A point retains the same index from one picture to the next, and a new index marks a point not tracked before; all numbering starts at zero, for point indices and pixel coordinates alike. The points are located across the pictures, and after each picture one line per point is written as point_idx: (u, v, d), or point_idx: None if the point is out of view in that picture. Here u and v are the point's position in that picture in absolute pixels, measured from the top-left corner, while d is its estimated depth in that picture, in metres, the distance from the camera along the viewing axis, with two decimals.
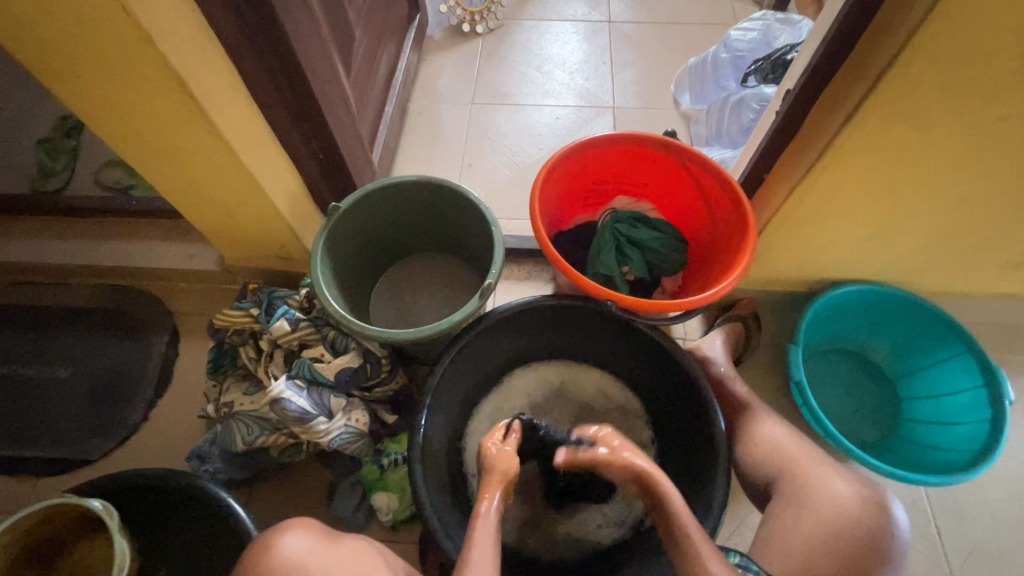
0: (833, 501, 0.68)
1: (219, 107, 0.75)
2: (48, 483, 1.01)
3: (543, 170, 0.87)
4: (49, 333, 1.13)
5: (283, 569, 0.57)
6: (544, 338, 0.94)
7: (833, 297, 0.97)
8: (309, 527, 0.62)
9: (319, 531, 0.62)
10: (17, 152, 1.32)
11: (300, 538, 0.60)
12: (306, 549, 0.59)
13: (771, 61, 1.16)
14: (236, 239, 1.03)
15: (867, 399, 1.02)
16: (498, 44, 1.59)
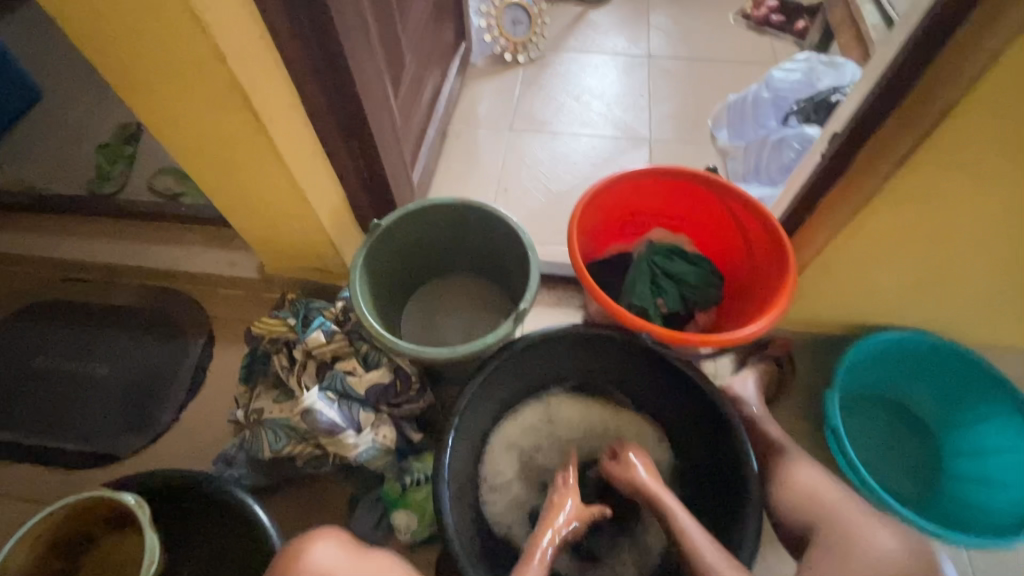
0: (875, 554, 0.65)
1: (278, 123, 0.78)
2: (79, 476, 1.03)
3: (582, 200, 0.88)
4: (94, 330, 1.17)
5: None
6: (572, 366, 0.94)
7: (874, 343, 0.94)
8: (339, 540, 0.61)
9: (349, 544, 0.62)
10: (79, 155, 1.40)
11: (332, 548, 0.60)
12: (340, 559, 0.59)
13: (814, 103, 1.18)
14: (278, 249, 1.06)
15: (905, 452, 0.98)
16: (539, 74, 1.63)
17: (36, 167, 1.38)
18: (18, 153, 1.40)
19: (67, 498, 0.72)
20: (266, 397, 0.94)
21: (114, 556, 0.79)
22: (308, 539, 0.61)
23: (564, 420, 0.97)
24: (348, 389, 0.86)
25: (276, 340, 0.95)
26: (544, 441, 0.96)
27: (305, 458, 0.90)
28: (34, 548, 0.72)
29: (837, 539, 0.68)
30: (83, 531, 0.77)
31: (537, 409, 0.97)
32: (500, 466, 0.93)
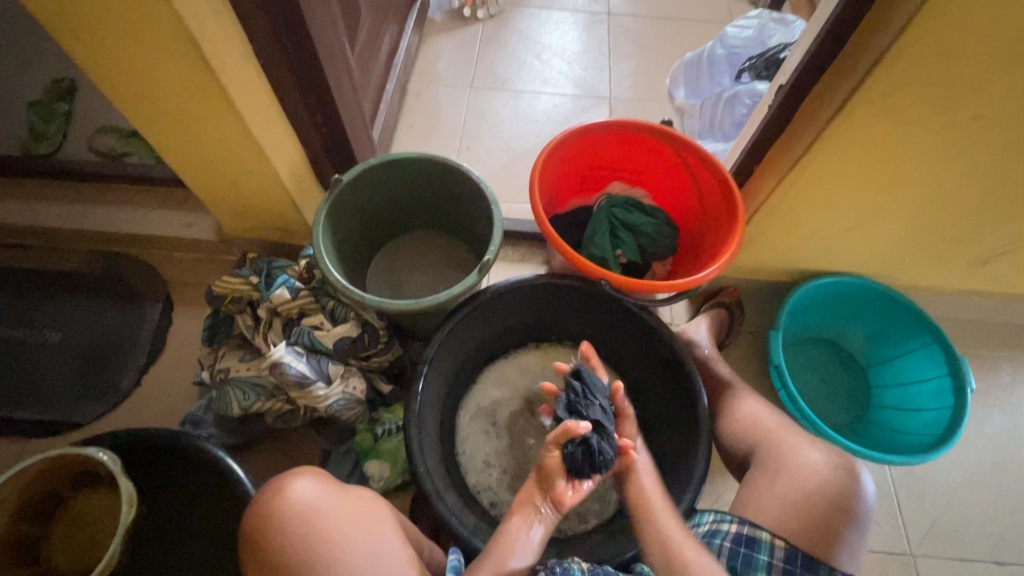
0: (806, 468, 0.71)
1: (229, 71, 0.75)
2: (39, 444, 1.01)
3: (543, 153, 0.90)
4: (40, 297, 1.12)
5: (295, 513, 0.60)
6: (536, 318, 0.98)
7: (813, 288, 1.02)
8: (319, 478, 0.64)
9: (334, 483, 0.65)
10: (6, 113, 1.30)
11: (310, 485, 0.62)
12: (318, 496, 0.61)
13: (764, 59, 1.19)
14: (236, 208, 1.03)
15: (839, 385, 1.08)
16: (499, 30, 1.61)
17: None
18: None
19: (16, 463, 0.71)
20: (233, 356, 0.93)
21: (88, 513, 0.80)
22: (293, 476, 0.63)
23: (549, 369, 1.03)
24: (318, 342, 0.87)
25: (239, 299, 0.94)
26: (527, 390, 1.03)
27: (277, 414, 0.91)
28: (5, 509, 0.71)
29: (770, 461, 0.74)
30: (52, 491, 0.77)
31: (534, 356, 1.04)
32: (484, 407, 1.01)
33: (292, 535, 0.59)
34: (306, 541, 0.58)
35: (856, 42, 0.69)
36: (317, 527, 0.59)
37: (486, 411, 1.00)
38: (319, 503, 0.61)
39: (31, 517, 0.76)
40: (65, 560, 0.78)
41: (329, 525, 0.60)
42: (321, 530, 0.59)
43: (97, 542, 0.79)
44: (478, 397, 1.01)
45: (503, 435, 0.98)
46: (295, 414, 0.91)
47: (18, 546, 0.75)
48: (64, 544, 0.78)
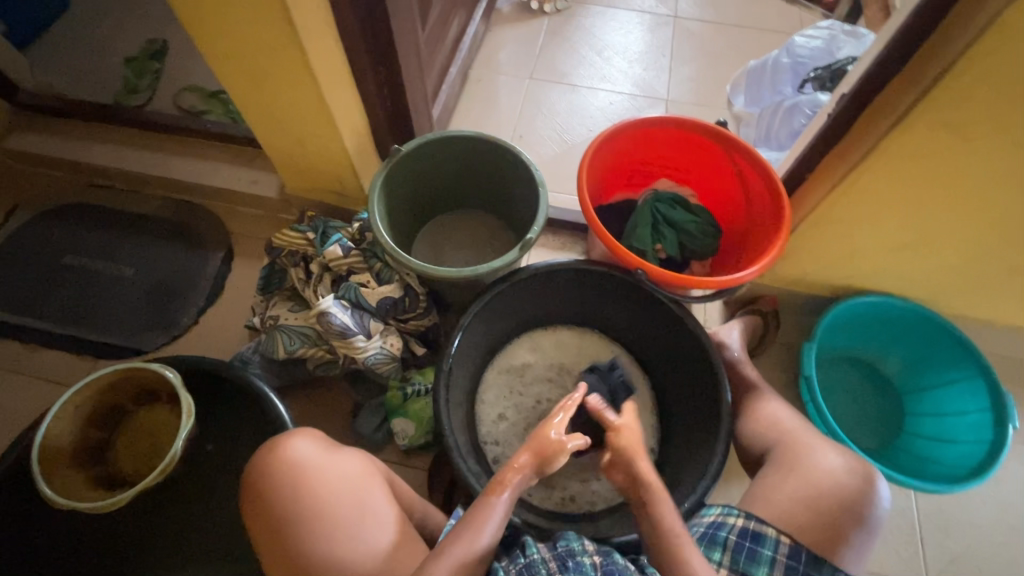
0: (824, 472, 0.71)
1: (311, 38, 0.81)
2: (103, 365, 1.11)
3: (595, 142, 0.92)
4: (118, 233, 1.23)
5: (287, 466, 0.67)
6: (570, 302, 1.01)
7: (854, 305, 1.01)
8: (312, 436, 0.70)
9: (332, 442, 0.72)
10: (105, 65, 1.42)
11: (302, 443, 0.69)
12: (306, 453, 0.68)
13: (830, 70, 1.17)
14: (300, 169, 1.10)
15: (870, 408, 1.06)
16: (564, 25, 1.63)
17: (63, 73, 1.40)
18: (45, 57, 1.42)
19: (89, 373, 0.80)
20: (287, 305, 1.00)
21: (149, 426, 0.88)
22: (287, 436, 0.70)
23: (583, 351, 1.05)
24: (363, 298, 0.93)
25: (296, 253, 1.01)
26: (557, 363, 1.04)
27: (319, 362, 0.97)
28: (78, 413, 0.80)
29: (785, 459, 0.74)
30: (118, 402, 0.85)
31: (571, 335, 1.06)
32: (515, 366, 1.03)
33: (283, 488, 0.66)
34: (297, 489, 0.66)
35: (924, 54, 0.68)
36: (308, 478, 0.66)
37: (516, 369, 1.03)
38: (311, 458, 0.68)
39: (100, 425, 0.85)
40: (129, 467, 0.86)
41: (314, 481, 0.66)
42: (307, 484, 0.66)
43: (158, 452, 0.87)
44: (510, 356, 1.03)
45: (527, 396, 1.01)
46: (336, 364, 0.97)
47: (87, 448, 0.83)
48: (128, 453, 0.87)
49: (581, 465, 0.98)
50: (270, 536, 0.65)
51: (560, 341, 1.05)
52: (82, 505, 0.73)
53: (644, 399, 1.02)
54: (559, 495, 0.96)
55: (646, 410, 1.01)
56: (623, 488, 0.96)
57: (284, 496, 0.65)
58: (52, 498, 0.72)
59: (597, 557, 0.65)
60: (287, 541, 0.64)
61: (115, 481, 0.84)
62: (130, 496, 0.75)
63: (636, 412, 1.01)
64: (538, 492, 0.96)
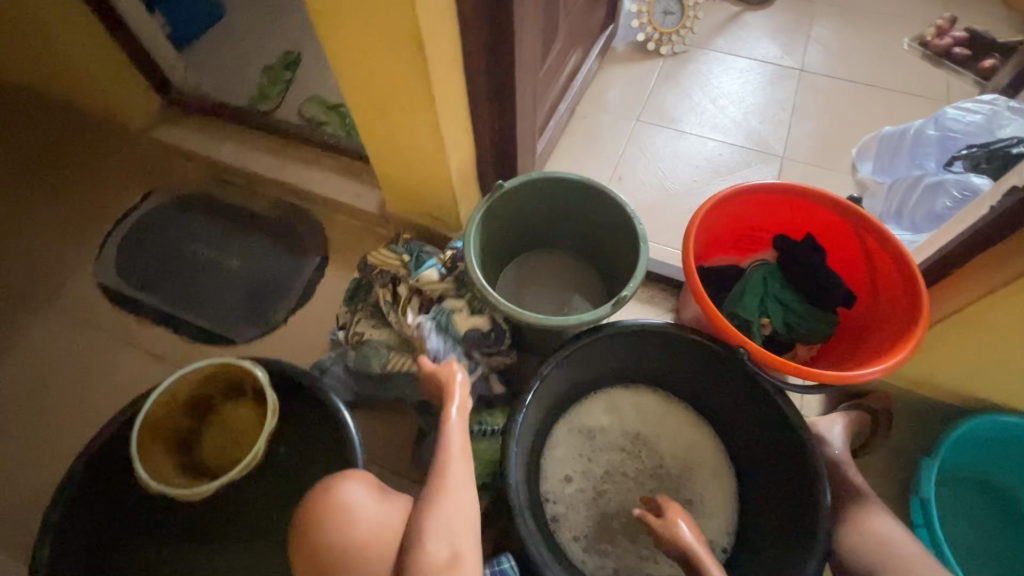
0: None
1: (439, 71, 0.83)
2: (200, 348, 1.18)
3: (709, 202, 0.87)
4: (231, 227, 1.32)
5: (340, 505, 0.67)
6: (655, 367, 0.95)
7: (992, 425, 0.87)
8: (362, 480, 0.71)
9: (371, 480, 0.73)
10: (244, 71, 1.55)
11: (355, 487, 0.70)
12: (357, 496, 0.68)
13: (987, 150, 1.02)
14: (403, 190, 1.13)
15: (993, 542, 0.90)
16: (678, 69, 1.59)
17: (210, 76, 1.55)
18: (198, 59, 1.58)
19: (187, 366, 0.87)
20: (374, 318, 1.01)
21: (232, 421, 0.91)
22: (333, 477, 0.72)
23: (661, 422, 0.98)
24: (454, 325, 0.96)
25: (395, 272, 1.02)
26: (631, 430, 0.98)
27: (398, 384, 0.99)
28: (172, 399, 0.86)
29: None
30: (207, 393, 0.90)
31: (651, 403, 0.99)
32: (587, 425, 0.98)
33: (332, 529, 0.65)
34: (337, 525, 0.65)
35: None
36: (345, 520, 0.66)
37: (587, 429, 0.97)
38: (351, 492, 0.69)
39: (190, 413, 0.90)
40: (214, 458, 0.90)
41: (360, 524, 0.65)
42: (353, 525, 0.65)
43: (240, 447, 0.90)
44: (584, 414, 0.98)
45: (597, 462, 0.95)
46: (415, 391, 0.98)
47: (179, 436, 0.89)
48: (212, 443, 0.91)
49: (637, 540, 0.90)
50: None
51: (639, 407, 0.99)
52: (172, 491, 0.78)
53: (720, 488, 0.93)
54: (612, 568, 0.88)
55: (721, 500, 0.92)
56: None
57: (321, 538, 0.65)
58: (148, 481, 0.78)
59: None
60: None
61: (201, 469, 0.89)
62: (214, 488, 0.78)
63: (709, 499, 0.92)
64: (590, 556, 0.89)
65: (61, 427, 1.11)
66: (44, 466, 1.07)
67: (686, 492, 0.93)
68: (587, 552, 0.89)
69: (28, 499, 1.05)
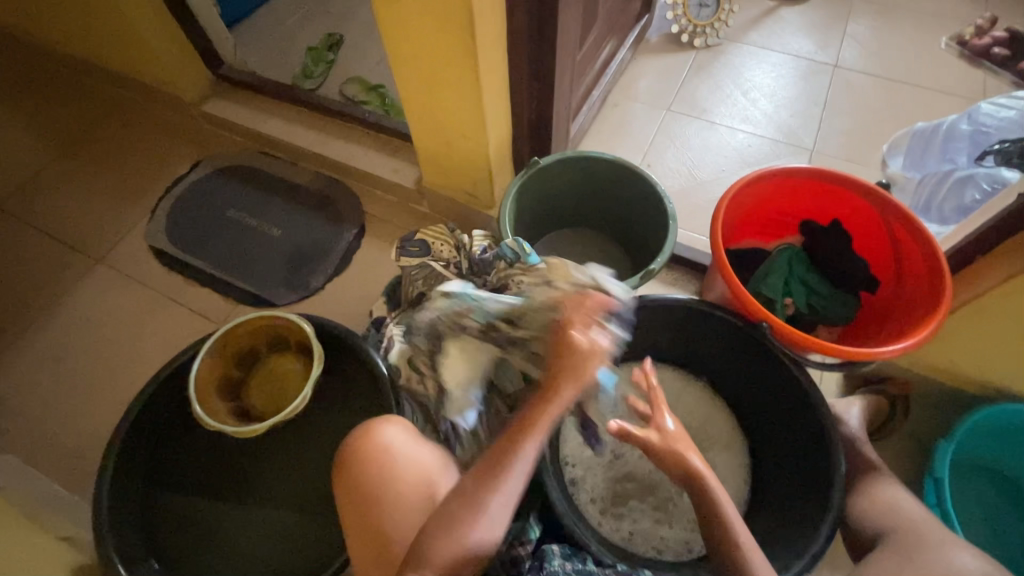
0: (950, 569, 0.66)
1: (485, 50, 0.88)
2: (242, 309, 1.25)
3: (738, 183, 0.90)
4: (273, 198, 1.39)
5: (381, 444, 0.75)
6: (676, 342, 0.98)
7: (1008, 413, 0.89)
8: (402, 425, 0.78)
9: (409, 426, 0.79)
10: (289, 51, 1.61)
11: (396, 429, 0.77)
12: (396, 437, 0.76)
13: (1019, 144, 1.01)
14: (440, 166, 1.18)
15: (1005, 529, 0.92)
16: (710, 61, 1.61)
17: (256, 54, 1.61)
18: (245, 39, 1.65)
19: (238, 318, 0.94)
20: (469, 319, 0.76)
21: (278, 371, 0.99)
22: (373, 419, 0.78)
23: (680, 396, 1.01)
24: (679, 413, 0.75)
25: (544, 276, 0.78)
26: None
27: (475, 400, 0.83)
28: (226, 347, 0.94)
29: (903, 546, 0.70)
30: (256, 345, 0.98)
31: (671, 378, 1.03)
32: None
33: (372, 465, 0.74)
34: (369, 467, 0.74)
35: None
36: (384, 458, 0.74)
37: None
38: (391, 439, 0.75)
39: (239, 362, 0.97)
40: (260, 405, 0.98)
41: (397, 461, 0.74)
42: (393, 463, 0.74)
43: (284, 395, 0.98)
44: None
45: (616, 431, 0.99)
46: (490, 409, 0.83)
47: (229, 384, 0.96)
48: (258, 391, 0.98)
49: (652, 505, 0.93)
50: (357, 505, 0.73)
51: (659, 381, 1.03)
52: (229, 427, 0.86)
53: (736, 462, 0.96)
54: (627, 529, 0.92)
55: (736, 474, 0.95)
56: (693, 542, 0.90)
57: (357, 472, 0.74)
58: (206, 418, 0.86)
59: None
60: (372, 510, 0.72)
61: (248, 414, 0.97)
62: (268, 427, 0.87)
63: (724, 472, 0.95)
64: (606, 518, 0.93)
65: (114, 375, 1.19)
66: (97, 409, 1.15)
67: None
68: (604, 514, 0.93)
69: (83, 438, 1.13)
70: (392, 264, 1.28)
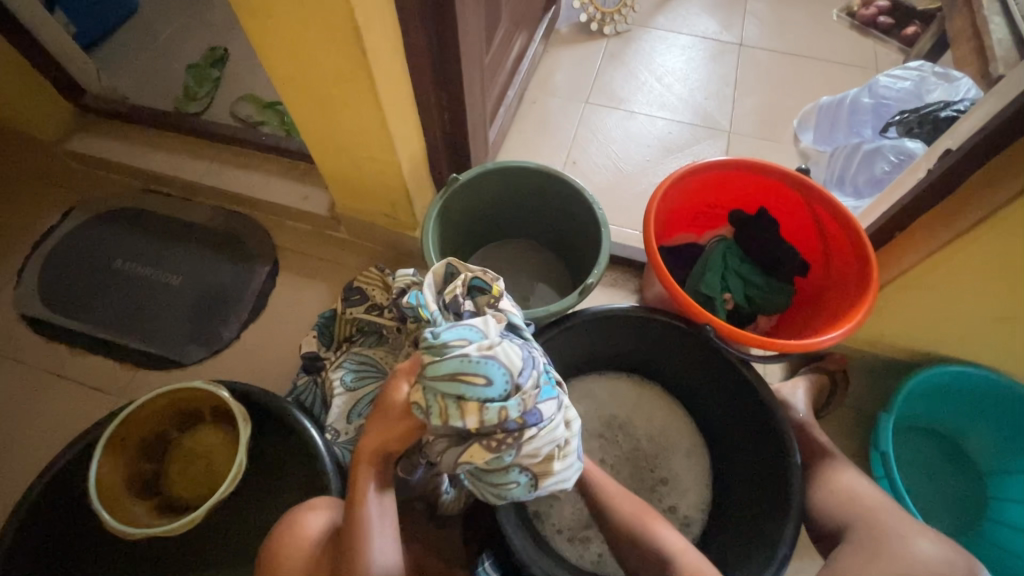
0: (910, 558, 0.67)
1: (381, 65, 0.79)
2: (145, 374, 1.10)
3: (666, 182, 0.87)
4: (168, 243, 1.23)
5: (306, 539, 0.67)
6: (622, 350, 0.96)
7: (937, 376, 0.92)
8: (327, 511, 0.70)
9: (337, 507, 0.71)
10: (166, 71, 1.43)
11: (320, 518, 0.69)
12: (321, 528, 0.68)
13: (919, 115, 1.06)
14: (353, 189, 1.08)
15: (946, 486, 0.97)
16: (622, 48, 1.59)
17: (127, 78, 1.42)
18: (111, 62, 1.45)
19: (130, 403, 0.81)
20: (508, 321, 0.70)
21: (199, 450, 0.87)
22: (298, 508, 0.70)
23: (634, 404, 1.00)
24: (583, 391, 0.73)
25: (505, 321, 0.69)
26: (607, 418, 0.99)
27: (452, 402, 0.54)
28: (128, 440, 0.81)
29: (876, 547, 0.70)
30: (165, 426, 0.85)
31: (626, 387, 1.01)
32: None
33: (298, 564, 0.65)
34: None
35: None
36: (310, 554, 0.66)
37: None
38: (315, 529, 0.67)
39: (150, 451, 0.85)
40: (190, 489, 0.86)
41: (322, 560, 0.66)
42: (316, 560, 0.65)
43: (213, 473, 0.86)
44: None
45: None
46: (439, 430, 0.58)
47: (141, 478, 0.83)
48: (179, 477, 0.86)
49: None
50: None
51: (612, 391, 1.01)
52: (145, 530, 0.73)
53: (694, 465, 0.95)
54: (595, 551, 0.89)
55: (693, 477, 0.94)
56: None
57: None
58: (115, 524, 0.72)
59: None
60: None
61: (170, 505, 0.84)
62: (205, 513, 0.75)
63: (685, 478, 0.94)
64: (573, 546, 0.89)
65: None
66: None
67: (662, 472, 0.95)
68: (573, 542, 0.89)
69: None
70: (314, 300, 1.17)
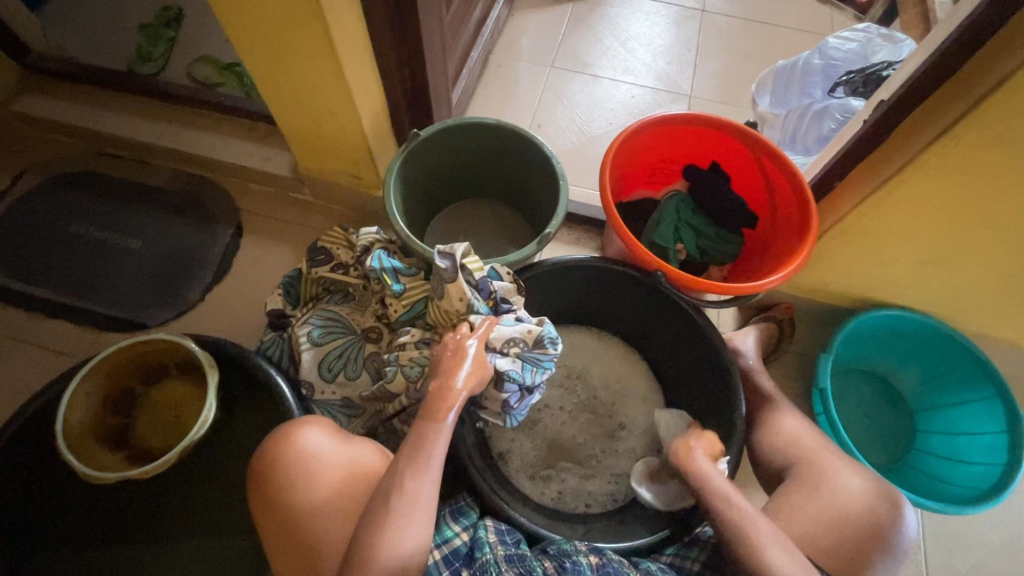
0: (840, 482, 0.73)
1: (338, 18, 0.79)
2: (109, 337, 1.09)
3: (621, 136, 0.90)
4: (126, 206, 1.20)
5: (303, 453, 0.70)
6: (582, 302, 1.00)
7: (874, 319, 0.99)
8: (326, 429, 0.73)
9: (333, 426, 0.75)
10: (116, 31, 1.38)
11: (318, 435, 0.72)
12: (321, 444, 0.71)
13: (864, 75, 1.13)
14: (316, 149, 1.08)
15: (881, 422, 1.04)
16: (587, 12, 1.59)
17: (75, 37, 1.37)
18: (57, 21, 1.39)
19: (91, 358, 0.80)
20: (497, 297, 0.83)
21: (167, 401, 0.89)
22: (292, 423, 0.73)
23: (594, 354, 1.04)
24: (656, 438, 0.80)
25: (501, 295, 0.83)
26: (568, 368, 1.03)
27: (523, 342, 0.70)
28: (92, 395, 0.81)
29: (809, 476, 0.77)
30: (129, 380, 0.86)
31: (586, 338, 1.06)
32: None
33: (296, 474, 0.69)
34: (292, 480, 0.69)
35: (962, 77, 0.67)
36: (307, 465, 0.70)
37: None
38: (313, 444, 0.71)
39: (116, 405, 0.85)
40: (160, 441, 0.87)
41: (321, 470, 0.69)
42: (315, 471, 0.69)
43: (183, 422, 0.88)
44: None
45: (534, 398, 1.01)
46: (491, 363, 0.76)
47: (108, 432, 0.84)
48: (149, 428, 0.87)
49: (576, 463, 0.96)
50: (276, 522, 0.69)
51: (573, 343, 1.05)
52: (121, 474, 0.75)
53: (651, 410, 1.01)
54: (555, 489, 0.93)
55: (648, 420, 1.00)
56: (618, 492, 0.93)
57: (282, 494, 0.69)
58: (92, 473, 0.74)
59: (594, 557, 0.70)
60: (297, 525, 0.68)
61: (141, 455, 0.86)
62: (177, 455, 0.77)
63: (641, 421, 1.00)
64: (535, 483, 0.94)
65: None
66: None
67: (619, 417, 1.00)
68: (536, 482, 0.94)
69: None
70: (279, 262, 1.17)
